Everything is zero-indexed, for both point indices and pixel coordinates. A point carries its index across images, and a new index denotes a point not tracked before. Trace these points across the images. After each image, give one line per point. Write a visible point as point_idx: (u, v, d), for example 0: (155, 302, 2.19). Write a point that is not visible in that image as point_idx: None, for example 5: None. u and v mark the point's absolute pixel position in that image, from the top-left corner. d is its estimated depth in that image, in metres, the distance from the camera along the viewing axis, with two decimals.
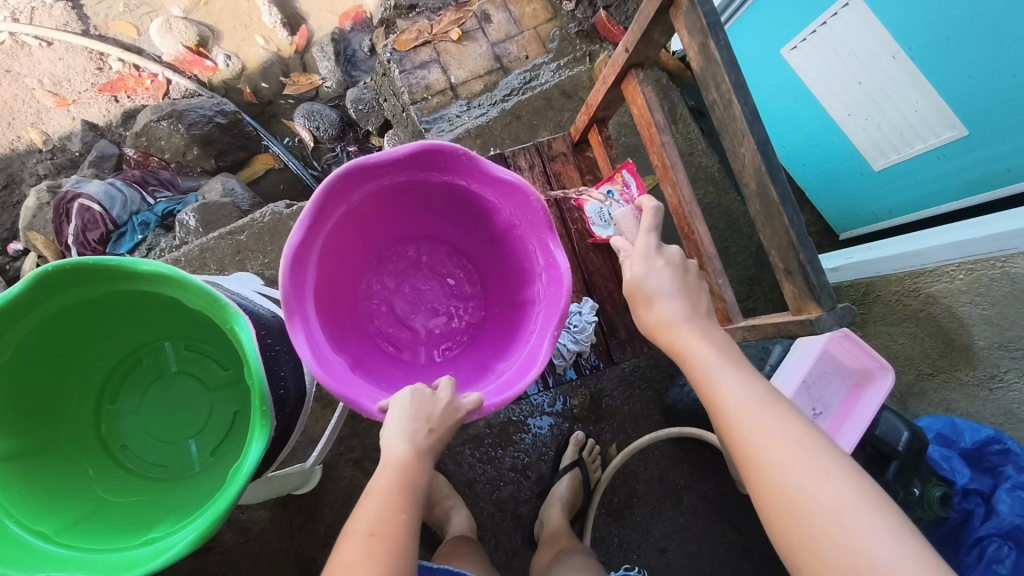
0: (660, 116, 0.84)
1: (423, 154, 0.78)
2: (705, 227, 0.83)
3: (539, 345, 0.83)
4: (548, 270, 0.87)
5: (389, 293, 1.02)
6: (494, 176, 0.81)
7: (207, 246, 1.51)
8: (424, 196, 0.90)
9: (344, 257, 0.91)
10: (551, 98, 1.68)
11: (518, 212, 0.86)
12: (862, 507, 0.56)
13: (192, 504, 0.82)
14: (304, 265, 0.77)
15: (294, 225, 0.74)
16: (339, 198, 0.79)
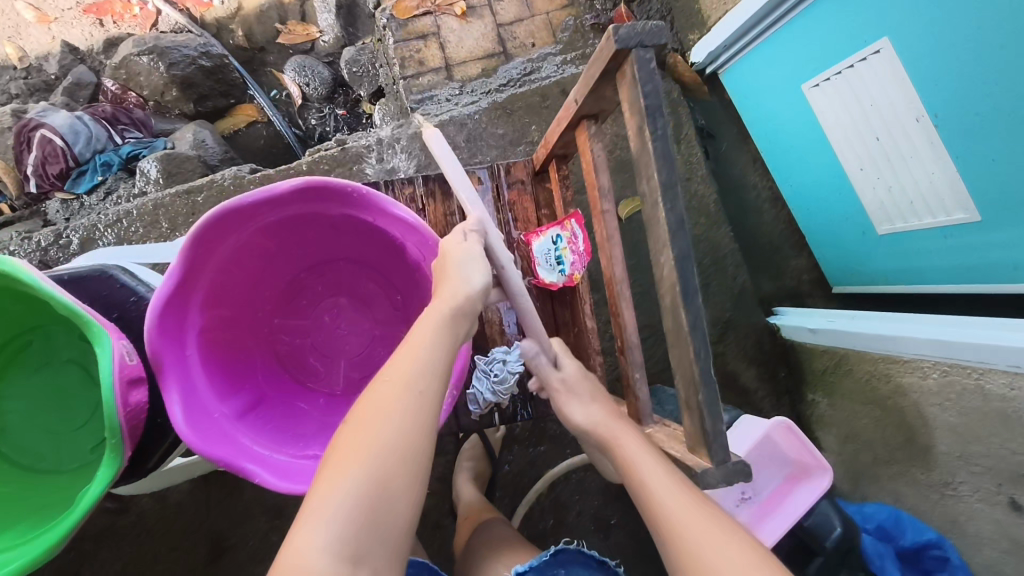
0: (605, 180, 0.74)
1: (311, 188, 0.75)
2: (632, 311, 0.75)
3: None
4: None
5: (308, 317, 0.99)
6: (393, 214, 0.78)
7: (161, 202, 1.45)
8: (330, 226, 0.86)
9: (247, 288, 0.88)
10: (549, 95, 1.55)
11: (425, 255, 0.81)
12: (745, 560, 0.56)
13: (51, 509, 0.79)
14: (183, 304, 0.75)
15: (169, 267, 0.72)
16: (223, 236, 0.76)
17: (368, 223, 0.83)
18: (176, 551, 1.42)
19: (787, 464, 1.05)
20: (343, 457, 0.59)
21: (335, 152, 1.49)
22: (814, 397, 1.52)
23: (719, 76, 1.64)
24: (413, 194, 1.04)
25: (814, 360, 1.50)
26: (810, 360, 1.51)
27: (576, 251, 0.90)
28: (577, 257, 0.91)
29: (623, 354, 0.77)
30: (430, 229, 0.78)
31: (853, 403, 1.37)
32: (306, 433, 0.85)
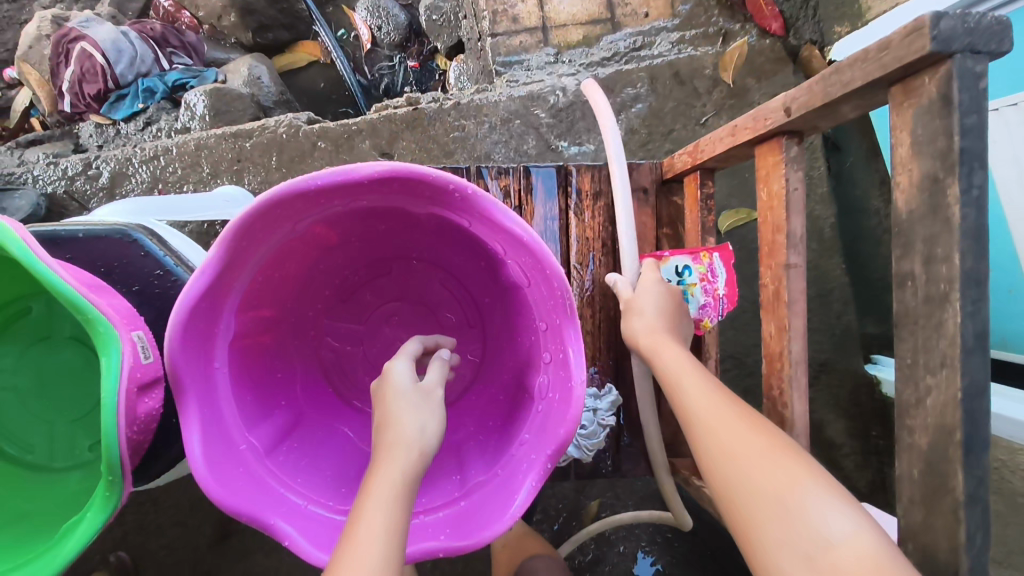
0: (798, 225, 0.54)
1: (398, 179, 0.56)
2: (806, 406, 0.55)
3: (517, 480, 0.59)
4: (555, 367, 0.62)
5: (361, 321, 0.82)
6: (501, 225, 0.58)
7: (204, 143, 1.27)
8: (408, 222, 0.68)
9: (295, 284, 0.71)
10: (658, 77, 1.33)
11: (532, 281, 0.61)
12: (779, 452, 0.49)
13: (31, 524, 0.64)
14: (215, 309, 0.58)
15: (201, 263, 0.54)
16: (273, 226, 0.58)
17: (461, 227, 0.64)
18: (180, 526, 1.29)
19: None
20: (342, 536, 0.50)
21: (407, 110, 1.29)
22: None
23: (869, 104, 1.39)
24: (509, 185, 0.87)
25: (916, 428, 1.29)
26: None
27: (711, 293, 0.72)
28: (708, 300, 0.72)
29: None
30: (550, 250, 0.57)
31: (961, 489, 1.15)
32: (351, 475, 0.67)
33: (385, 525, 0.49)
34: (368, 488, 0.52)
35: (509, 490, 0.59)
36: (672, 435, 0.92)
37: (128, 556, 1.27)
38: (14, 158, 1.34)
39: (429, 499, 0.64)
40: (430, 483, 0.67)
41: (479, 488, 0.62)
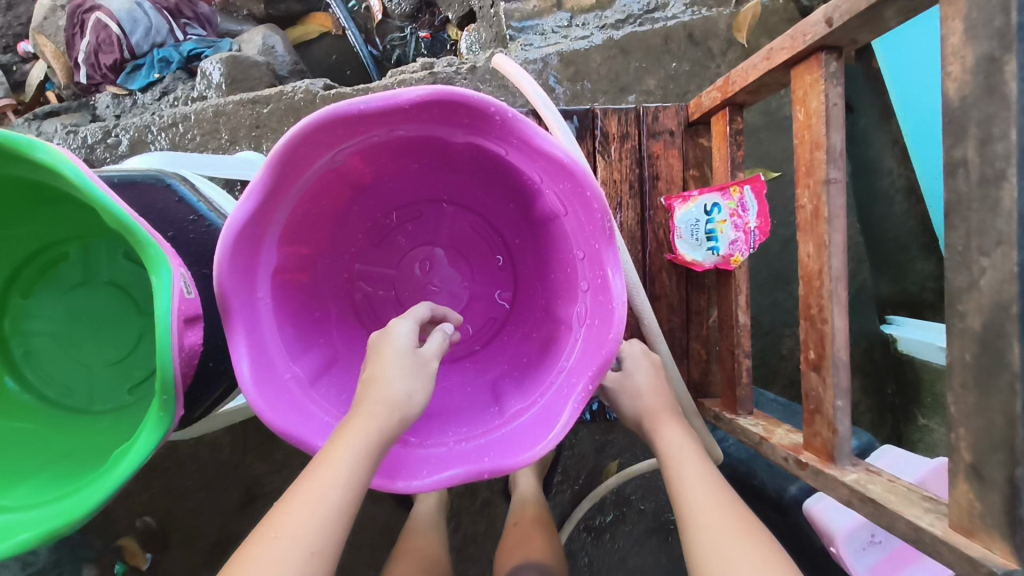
0: (838, 139, 0.55)
1: (439, 104, 0.56)
2: (846, 320, 0.56)
3: (559, 404, 0.60)
4: (593, 295, 0.63)
5: (393, 266, 0.82)
6: (540, 151, 0.58)
7: (222, 109, 1.28)
8: (443, 157, 0.68)
9: (329, 223, 0.72)
10: (673, 39, 1.32)
11: (570, 209, 0.62)
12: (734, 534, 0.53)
13: (74, 460, 0.65)
14: (259, 237, 0.59)
15: (247, 188, 0.55)
16: (314, 155, 0.59)
17: (496, 158, 0.64)
18: (207, 490, 1.31)
19: None
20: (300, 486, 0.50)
21: (422, 75, 1.30)
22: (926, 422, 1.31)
23: (872, 43, 1.43)
24: None
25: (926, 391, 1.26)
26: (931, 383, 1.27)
27: (743, 227, 0.72)
28: (739, 234, 0.73)
29: (820, 372, 0.58)
30: (590, 172, 0.57)
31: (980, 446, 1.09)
32: None
33: (349, 472, 0.50)
34: (340, 438, 0.52)
35: (552, 414, 0.60)
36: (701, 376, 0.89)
37: (154, 521, 1.29)
38: (32, 129, 1.34)
39: (468, 426, 0.65)
40: (469, 415, 0.68)
41: (519, 416, 0.63)
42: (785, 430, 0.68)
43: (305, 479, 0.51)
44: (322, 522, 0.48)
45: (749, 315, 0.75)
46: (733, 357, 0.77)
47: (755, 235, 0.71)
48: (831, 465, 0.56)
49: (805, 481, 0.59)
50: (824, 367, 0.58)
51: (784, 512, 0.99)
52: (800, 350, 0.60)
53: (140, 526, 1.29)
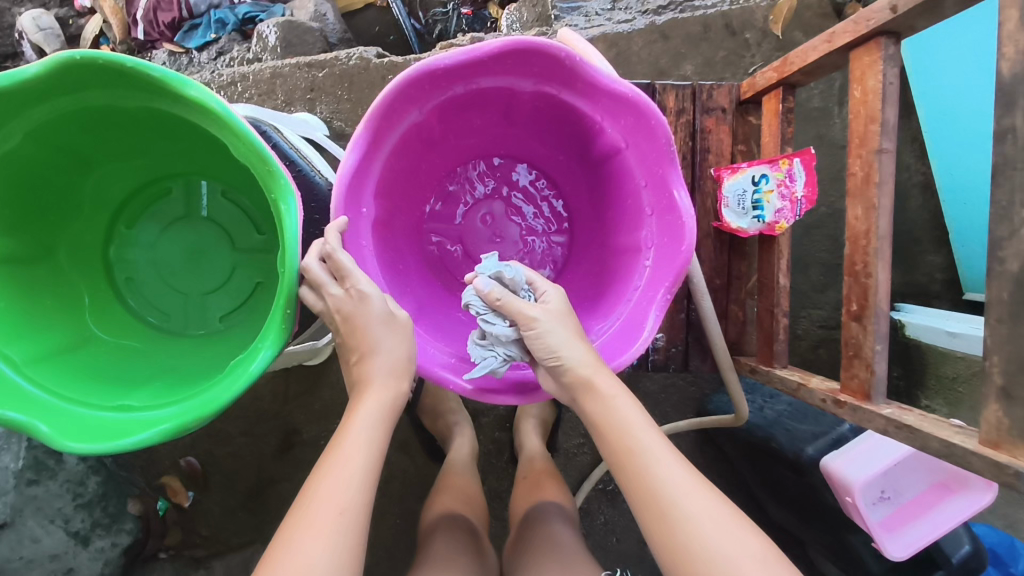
0: (892, 114, 0.62)
1: (509, 53, 0.64)
2: (888, 275, 0.64)
3: (641, 315, 0.68)
4: (659, 218, 0.71)
5: (456, 223, 0.89)
6: (604, 88, 0.67)
7: (279, 71, 1.32)
8: (507, 110, 0.76)
9: (405, 178, 0.79)
10: (712, 28, 1.37)
11: (631, 142, 0.71)
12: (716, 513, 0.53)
13: (177, 374, 0.73)
14: (363, 180, 0.67)
15: (354, 136, 0.63)
16: (405, 110, 0.67)
17: (560, 106, 0.72)
18: (247, 436, 1.31)
19: (939, 470, 0.97)
20: (321, 467, 0.58)
21: None
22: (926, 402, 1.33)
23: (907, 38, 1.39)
24: None
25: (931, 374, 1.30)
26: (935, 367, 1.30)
27: (789, 195, 0.79)
28: (785, 204, 0.80)
29: (861, 321, 0.66)
30: (652, 104, 0.66)
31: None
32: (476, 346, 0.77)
33: (366, 441, 0.59)
34: (350, 419, 0.61)
35: (635, 324, 0.68)
36: (738, 335, 0.95)
37: (197, 461, 1.31)
38: None
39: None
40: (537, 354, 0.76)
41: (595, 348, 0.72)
42: (820, 378, 0.77)
43: (326, 459, 0.59)
44: (352, 479, 0.56)
45: (789, 277, 0.84)
46: (771, 316, 0.86)
47: (800, 203, 0.78)
48: (867, 402, 0.66)
49: (844, 417, 0.68)
50: (865, 317, 0.66)
51: (801, 471, 1.07)
52: (844, 302, 0.68)
53: (185, 466, 1.30)
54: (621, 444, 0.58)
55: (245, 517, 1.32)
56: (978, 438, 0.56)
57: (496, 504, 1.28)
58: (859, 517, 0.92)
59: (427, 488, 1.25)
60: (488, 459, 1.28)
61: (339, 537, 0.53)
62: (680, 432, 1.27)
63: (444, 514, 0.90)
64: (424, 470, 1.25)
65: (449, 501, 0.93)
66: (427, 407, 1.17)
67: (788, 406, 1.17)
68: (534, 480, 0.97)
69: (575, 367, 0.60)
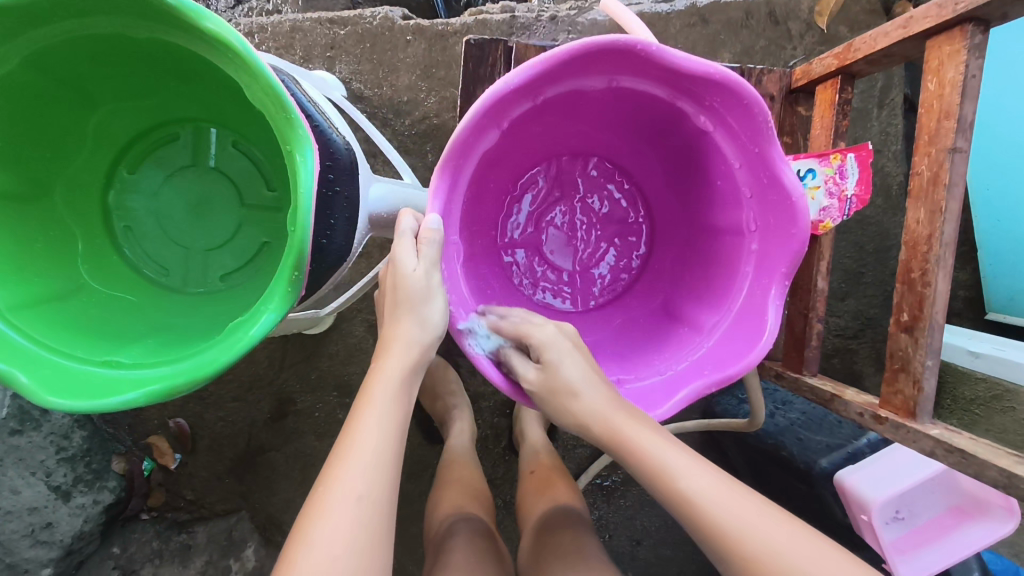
0: (969, 111, 0.59)
1: (616, 54, 0.58)
2: (946, 286, 0.62)
3: (759, 303, 0.67)
4: (760, 199, 0.66)
5: (531, 230, 0.86)
6: (714, 91, 0.61)
7: (299, 25, 1.25)
8: (569, 109, 0.71)
9: (485, 182, 0.76)
10: (755, 14, 1.28)
11: (720, 121, 0.64)
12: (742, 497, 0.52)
13: (174, 334, 0.68)
14: (449, 195, 0.63)
15: (453, 137, 0.59)
16: (482, 134, 0.62)
17: (633, 95, 0.66)
18: (239, 401, 1.26)
19: (959, 494, 0.93)
20: (336, 454, 0.55)
21: (503, 18, 1.27)
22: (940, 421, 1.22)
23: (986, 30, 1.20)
24: None
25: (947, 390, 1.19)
26: (952, 383, 1.18)
27: (836, 192, 0.74)
28: (832, 202, 0.75)
29: (912, 334, 0.64)
30: (740, 80, 0.59)
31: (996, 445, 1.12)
32: None
33: (384, 419, 0.57)
34: (364, 400, 0.58)
35: (755, 316, 0.67)
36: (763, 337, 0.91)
37: (186, 424, 1.25)
38: None
39: (671, 351, 0.72)
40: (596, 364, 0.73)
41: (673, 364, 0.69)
42: (853, 390, 0.75)
43: (341, 447, 0.56)
44: (372, 467, 0.54)
45: (827, 281, 0.80)
46: (804, 320, 0.81)
47: (848, 202, 0.74)
48: (912, 420, 0.64)
49: (883, 434, 0.67)
50: (917, 330, 0.64)
51: (810, 484, 1.02)
52: (896, 312, 0.66)
53: (173, 427, 1.25)
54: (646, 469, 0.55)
55: (231, 484, 1.28)
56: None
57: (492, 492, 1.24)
58: (873, 537, 0.88)
59: (421, 469, 1.21)
60: (486, 445, 1.23)
61: (365, 517, 0.52)
62: (686, 433, 1.23)
63: (455, 515, 0.86)
64: (419, 451, 1.21)
65: (458, 498, 0.90)
66: (427, 387, 1.13)
67: (801, 415, 1.11)
68: (542, 476, 0.92)
69: (592, 403, 0.58)
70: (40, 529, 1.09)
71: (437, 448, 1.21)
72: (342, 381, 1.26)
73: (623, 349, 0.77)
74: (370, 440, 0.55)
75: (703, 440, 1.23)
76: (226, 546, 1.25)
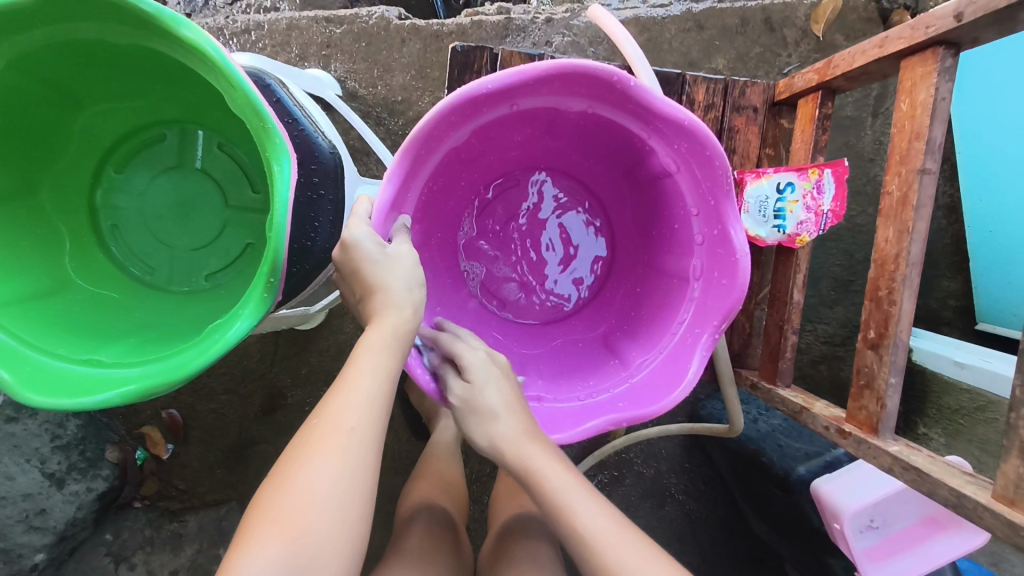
0: (939, 132, 0.60)
1: (584, 74, 0.60)
2: (912, 304, 0.63)
3: (685, 354, 0.69)
4: (709, 250, 0.68)
5: (497, 235, 0.87)
6: (677, 124, 0.62)
7: (295, 23, 1.25)
8: (550, 125, 0.73)
9: (451, 183, 0.77)
10: (751, 21, 1.27)
11: (686, 167, 0.66)
12: (622, 524, 0.57)
13: (155, 332, 0.70)
14: (407, 190, 0.65)
15: (422, 122, 0.60)
16: (449, 128, 0.64)
17: (609, 125, 0.69)
18: (230, 394, 1.27)
19: (930, 506, 0.93)
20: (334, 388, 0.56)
21: (499, 19, 1.27)
22: (925, 432, 1.21)
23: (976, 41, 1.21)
24: None
25: (931, 400, 1.20)
26: (937, 393, 1.18)
27: (814, 205, 0.75)
28: (809, 216, 0.76)
29: (878, 351, 0.66)
30: (708, 132, 0.62)
31: (977, 455, 1.13)
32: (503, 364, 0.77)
33: (382, 365, 0.57)
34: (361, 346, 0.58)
35: (679, 366, 0.69)
36: (743, 346, 0.92)
37: (179, 414, 1.26)
38: None
39: (599, 383, 0.73)
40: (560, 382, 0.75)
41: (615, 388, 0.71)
42: (824, 403, 0.76)
43: (337, 386, 0.56)
44: (364, 406, 0.54)
45: (803, 293, 0.81)
46: (780, 332, 0.82)
47: (824, 216, 0.75)
48: (874, 436, 0.66)
49: (848, 449, 0.69)
50: (882, 347, 0.66)
51: (787, 490, 1.03)
52: (862, 329, 0.67)
53: (166, 418, 1.26)
54: (556, 505, 0.57)
55: (222, 475, 1.28)
56: (991, 491, 0.57)
57: (476, 488, 1.25)
58: (845, 545, 0.89)
59: (406, 465, 1.22)
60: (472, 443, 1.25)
61: (352, 445, 0.52)
62: (671, 437, 1.24)
63: (420, 504, 0.87)
64: (405, 446, 1.22)
65: (444, 497, 0.91)
66: (413, 387, 1.14)
67: (783, 421, 1.12)
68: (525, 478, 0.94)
69: (508, 430, 0.61)
70: (34, 515, 1.11)
71: (422, 444, 1.23)
72: (331, 376, 1.27)
73: (560, 368, 0.79)
74: (372, 383, 0.56)
75: (686, 443, 1.24)
76: (216, 536, 1.27)
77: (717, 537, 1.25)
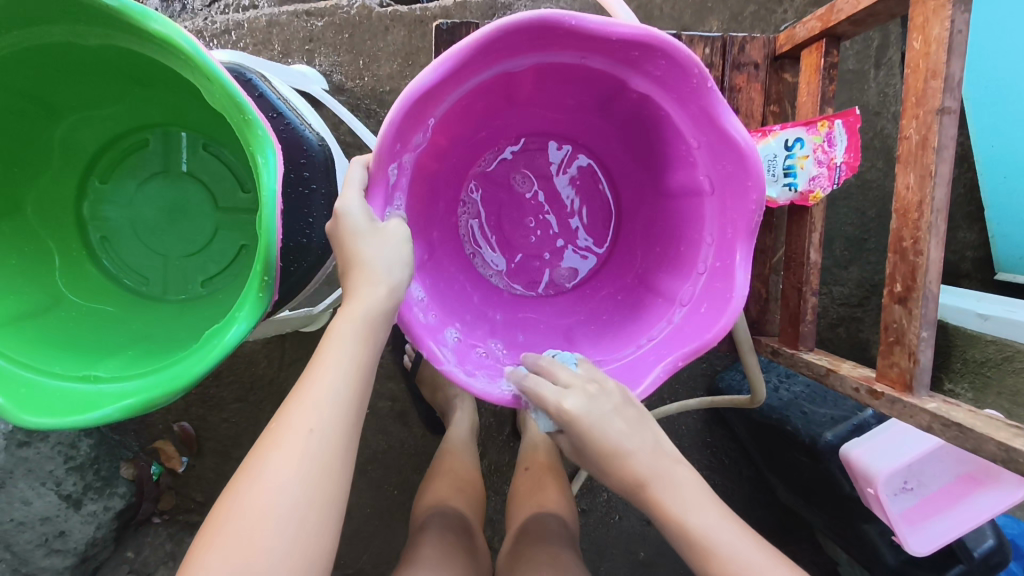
0: (957, 68, 0.58)
1: (655, 49, 0.57)
2: (938, 254, 0.62)
3: (645, 366, 0.66)
4: (709, 280, 0.67)
5: (505, 190, 0.84)
6: (724, 127, 0.60)
7: (276, 19, 1.22)
8: (605, 99, 0.71)
9: (469, 124, 0.73)
10: None
11: (720, 190, 0.65)
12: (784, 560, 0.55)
13: (158, 342, 0.68)
14: (419, 117, 0.59)
15: (444, 58, 0.55)
16: (478, 71, 0.60)
17: (660, 118, 0.67)
18: (241, 403, 1.24)
19: (965, 462, 0.90)
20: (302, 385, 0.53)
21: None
22: (950, 386, 1.16)
23: None
24: None
25: (956, 353, 1.15)
26: (961, 346, 1.14)
27: (825, 159, 0.72)
28: (822, 170, 0.72)
29: (906, 305, 0.64)
30: (757, 161, 0.60)
31: (1007, 407, 1.10)
32: (483, 325, 0.74)
33: (352, 360, 0.55)
34: (329, 339, 0.55)
35: (637, 373, 0.66)
36: (760, 312, 0.89)
37: (190, 426, 1.23)
38: None
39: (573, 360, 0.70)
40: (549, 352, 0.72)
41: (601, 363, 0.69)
42: (851, 364, 0.75)
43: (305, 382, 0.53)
44: (332, 402, 0.52)
45: (820, 252, 0.78)
46: (798, 294, 0.80)
47: (837, 169, 0.71)
48: (909, 394, 0.64)
49: (880, 409, 0.68)
50: (906, 300, 0.65)
51: (815, 457, 0.99)
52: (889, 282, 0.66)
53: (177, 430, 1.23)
54: (691, 537, 0.54)
55: None
56: None
57: (495, 478, 1.23)
58: (881, 510, 0.86)
59: (424, 459, 1.20)
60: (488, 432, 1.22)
61: (318, 442, 0.50)
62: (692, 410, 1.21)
63: (434, 507, 0.86)
64: (421, 440, 1.20)
65: (444, 491, 0.89)
66: (425, 379, 1.11)
67: (805, 388, 1.09)
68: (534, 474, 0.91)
69: (640, 463, 0.57)
70: (54, 538, 1.09)
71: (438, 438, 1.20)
72: None
73: (548, 336, 0.76)
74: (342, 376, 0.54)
75: (707, 417, 1.21)
76: None
77: (745, 510, 1.22)
